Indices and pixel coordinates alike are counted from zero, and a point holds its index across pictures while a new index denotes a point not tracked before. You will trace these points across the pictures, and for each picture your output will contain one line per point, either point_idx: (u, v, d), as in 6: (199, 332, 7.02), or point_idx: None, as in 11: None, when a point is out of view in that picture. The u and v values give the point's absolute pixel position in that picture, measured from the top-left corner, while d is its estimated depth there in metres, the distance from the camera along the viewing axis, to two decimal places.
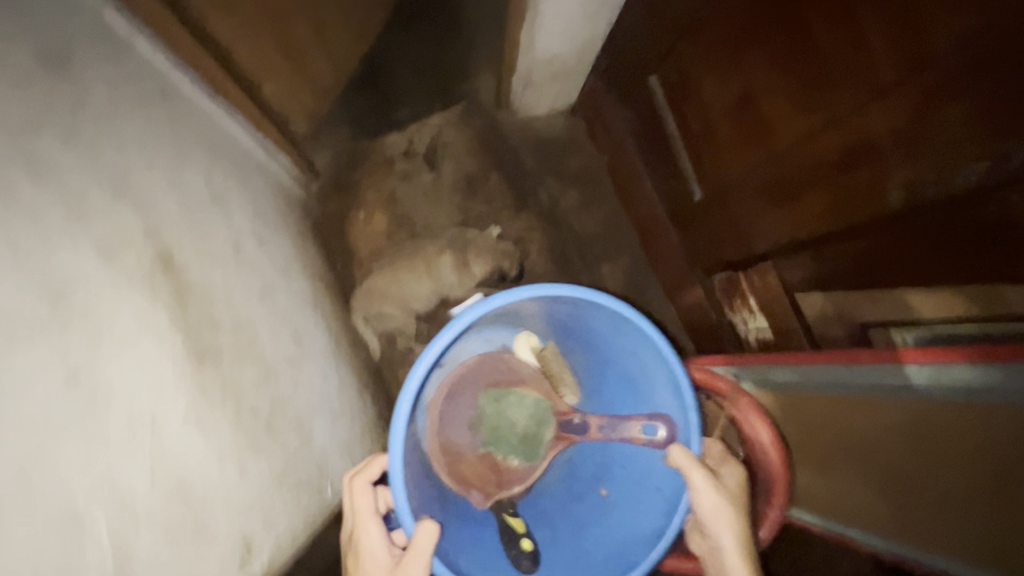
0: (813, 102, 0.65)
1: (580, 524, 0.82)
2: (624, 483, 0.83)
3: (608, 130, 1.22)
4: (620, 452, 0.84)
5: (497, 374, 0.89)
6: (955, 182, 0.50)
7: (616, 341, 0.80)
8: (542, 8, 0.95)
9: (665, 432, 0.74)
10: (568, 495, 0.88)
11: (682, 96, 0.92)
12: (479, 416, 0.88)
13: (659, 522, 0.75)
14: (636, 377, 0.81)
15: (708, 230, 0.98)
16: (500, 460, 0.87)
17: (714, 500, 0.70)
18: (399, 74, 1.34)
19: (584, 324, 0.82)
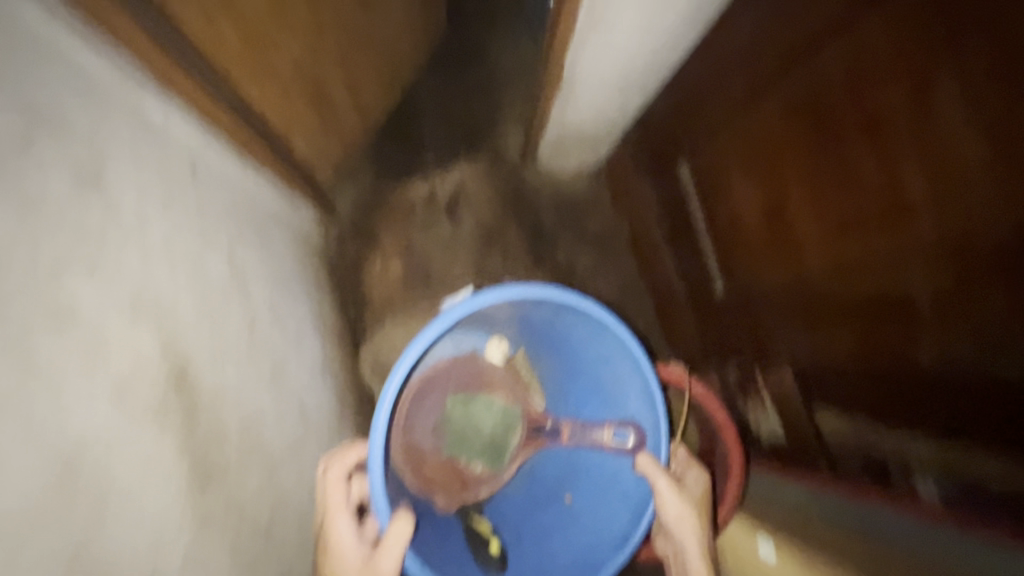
0: (846, 235, 0.64)
1: (541, 529, 0.80)
2: (587, 489, 0.80)
3: (634, 199, 1.20)
4: (584, 457, 0.82)
5: (461, 377, 0.82)
6: (996, 361, 0.49)
7: (591, 346, 0.77)
8: (577, 88, 0.94)
9: (635, 443, 0.73)
10: (530, 501, 0.84)
11: (713, 191, 0.90)
12: (444, 420, 0.81)
13: (622, 527, 0.74)
14: (607, 385, 0.78)
15: (727, 325, 0.96)
16: (463, 465, 0.81)
17: (677, 505, 0.70)
18: (427, 122, 1.34)
19: (556, 328, 0.78)
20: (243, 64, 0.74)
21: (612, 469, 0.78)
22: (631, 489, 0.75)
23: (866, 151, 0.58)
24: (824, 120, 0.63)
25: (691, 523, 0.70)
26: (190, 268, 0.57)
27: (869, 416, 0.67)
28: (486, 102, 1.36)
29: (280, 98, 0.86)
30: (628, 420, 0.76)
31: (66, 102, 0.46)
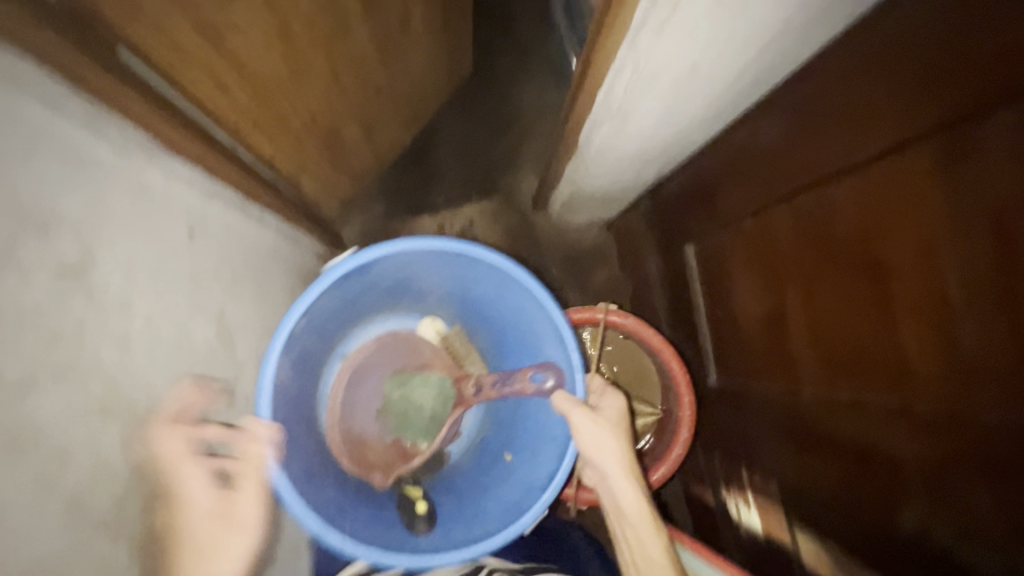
0: (840, 372, 0.62)
1: (488, 486, 0.90)
2: (523, 446, 0.91)
3: (638, 263, 1.19)
4: (524, 414, 0.93)
5: (400, 363, 1.01)
6: (973, 553, 0.47)
7: (499, 308, 0.92)
8: (588, 161, 0.93)
9: (555, 380, 0.82)
10: (479, 468, 0.95)
11: (716, 284, 0.88)
12: (386, 405, 0.98)
13: (553, 464, 0.82)
14: (526, 333, 0.89)
15: (719, 414, 0.95)
16: (409, 446, 0.96)
17: (595, 433, 0.78)
18: (442, 158, 1.34)
19: (465, 298, 0.95)
20: (256, 119, 0.75)
21: (543, 411, 0.87)
22: (558, 427, 0.83)
23: (868, 296, 0.56)
24: (823, 252, 0.62)
25: (605, 445, 0.78)
26: (175, 339, 0.58)
27: (842, 549, 0.66)
28: (504, 144, 1.36)
29: (292, 147, 0.86)
30: (547, 361, 0.85)
31: (65, 193, 0.46)
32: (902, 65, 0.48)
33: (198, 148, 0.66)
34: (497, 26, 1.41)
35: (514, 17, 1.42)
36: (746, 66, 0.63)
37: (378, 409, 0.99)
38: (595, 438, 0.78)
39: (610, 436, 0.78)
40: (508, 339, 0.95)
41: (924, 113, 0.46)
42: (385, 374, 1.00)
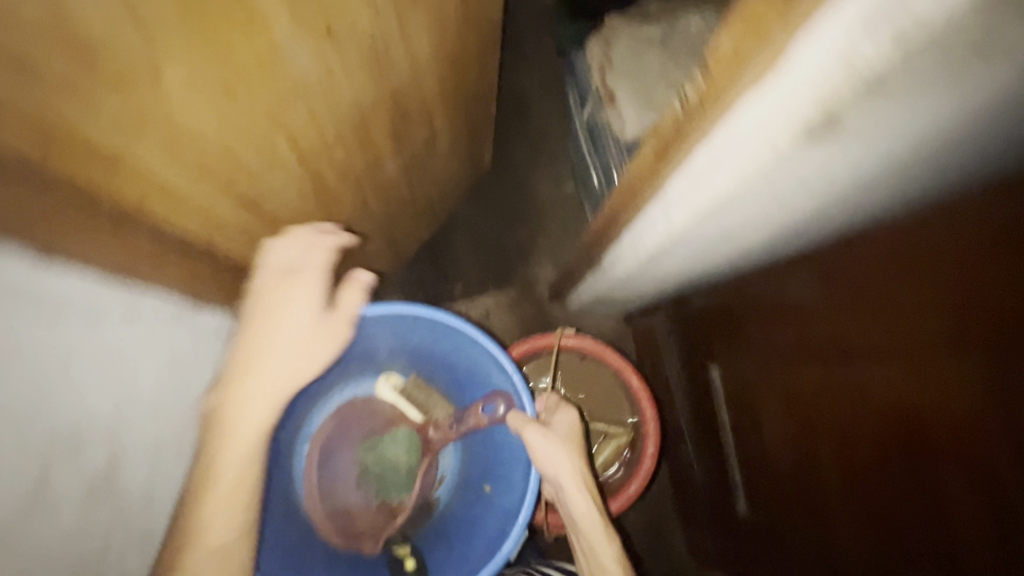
0: (886, 553, 0.57)
1: (470, 521, 0.92)
2: (497, 476, 0.93)
3: (659, 367, 1.17)
4: (491, 444, 0.95)
5: (363, 428, 1.01)
6: None
7: (440, 355, 0.96)
8: (612, 278, 0.93)
9: (506, 401, 0.91)
10: (461, 501, 0.96)
11: (745, 418, 0.86)
12: (365, 472, 1.00)
13: (523, 487, 0.86)
14: (472, 371, 0.94)
15: (743, 545, 0.92)
16: (396, 505, 0.98)
17: (548, 447, 0.82)
18: (459, 249, 1.34)
19: (409, 351, 0.98)
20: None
21: (503, 439, 0.92)
22: (518, 450, 0.90)
23: (912, 487, 0.52)
24: (860, 419, 0.58)
25: (560, 465, 0.82)
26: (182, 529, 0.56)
27: None
28: (522, 236, 1.37)
29: None
30: (495, 389, 0.93)
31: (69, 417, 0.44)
32: (938, 280, 0.44)
33: (217, 293, 0.66)
34: (522, 121, 1.44)
35: (539, 113, 1.45)
36: (775, 243, 0.62)
37: (356, 478, 1.00)
38: (550, 459, 0.82)
39: (562, 453, 0.82)
40: (458, 382, 0.98)
41: (971, 329, 0.42)
42: (352, 441, 1.00)
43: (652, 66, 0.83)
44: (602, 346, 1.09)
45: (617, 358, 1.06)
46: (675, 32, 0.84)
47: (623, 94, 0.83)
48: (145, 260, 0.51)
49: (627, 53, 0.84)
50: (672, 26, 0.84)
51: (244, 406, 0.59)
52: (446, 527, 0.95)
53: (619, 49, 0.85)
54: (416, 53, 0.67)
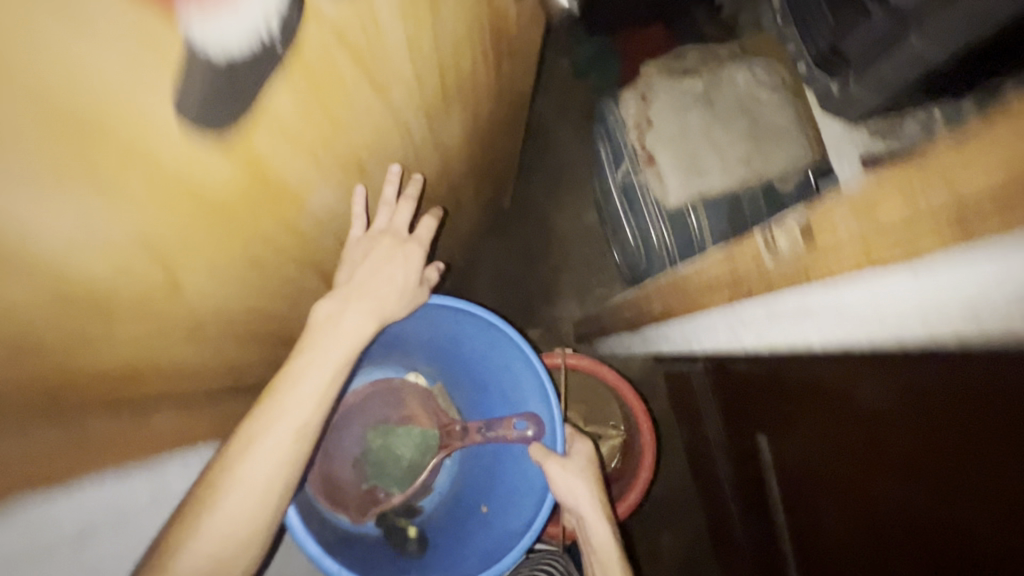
0: None
1: (456, 532, 0.79)
2: (500, 497, 0.78)
3: (694, 417, 1.10)
4: (500, 461, 0.80)
5: (381, 414, 0.87)
6: None
7: (475, 361, 0.82)
8: (652, 344, 0.85)
9: (534, 429, 0.75)
10: (447, 510, 0.84)
11: (800, 501, 0.80)
12: (366, 453, 0.84)
13: (531, 516, 0.71)
14: (505, 386, 0.80)
15: None
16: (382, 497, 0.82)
17: (566, 478, 0.69)
18: (479, 291, 1.29)
19: (442, 349, 0.84)
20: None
21: (518, 466, 0.77)
22: (535, 479, 0.74)
23: None
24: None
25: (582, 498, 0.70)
26: None
27: None
28: (543, 272, 1.32)
29: None
30: (525, 413, 0.78)
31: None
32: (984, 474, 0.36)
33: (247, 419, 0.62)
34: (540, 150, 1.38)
35: (556, 140, 1.39)
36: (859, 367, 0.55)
37: (355, 457, 0.83)
38: (569, 491, 0.69)
39: (585, 486, 0.70)
40: (488, 392, 0.84)
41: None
42: (366, 421, 0.85)
43: (694, 128, 0.75)
44: (598, 363, 0.98)
45: (615, 373, 0.97)
46: (718, 88, 0.76)
47: (664, 162, 0.76)
48: (177, 421, 0.48)
49: (667, 114, 0.77)
50: (715, 80, 0.77)
51: (294, 389, 0.49)
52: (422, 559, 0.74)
53: (658, 109, 0.78)
54: (442, 144, 0.63)
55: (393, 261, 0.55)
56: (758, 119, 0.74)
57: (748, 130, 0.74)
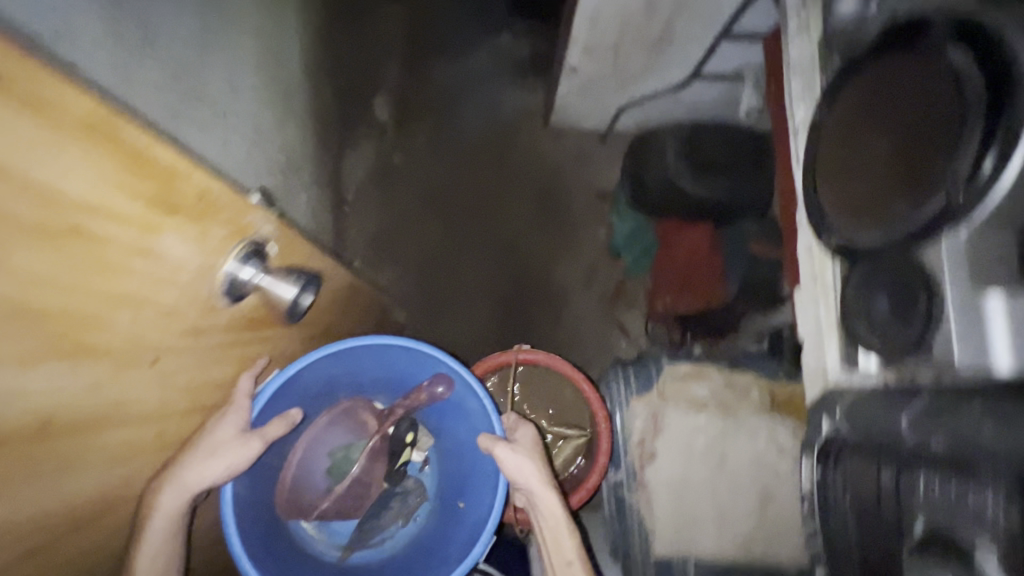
0: None
1: (442, 539, 0.77)
2: (472, 488, 0.78)
3: None
4: (467, 461, 0.80)
5: (336, 433, 0.77)
6: None
7: (383, 362, 0.78)
8: None
9: (445, 386, 0.77)
10: (431, 518, 0.81)
11: None
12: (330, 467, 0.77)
13: (491, 497, 0.74)
14: (415, 361, 0.77)
15: None
16: (351, 498, 0.76)
17: (514, 460, 0.70)
18: None
19: (346, 380, 0.78)
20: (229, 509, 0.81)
21: (475, 456, 0.78)
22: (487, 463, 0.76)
23: None
24: None
25: (531, 476, 0.70)
26: None
27: None
28: None
29: None
30: (433, 369, 0.78)
31: None
32: None
33: None
34: (508, 262, 1.32)
35: (568, 311, 1.32)
36: None
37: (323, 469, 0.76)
38: (519, 471, 0.70)
39: (530, 460, 0.70)
40: (393, 380, 0.80)
41: None
42: (332, 440, 0.77)
43: (700, 486, 0.68)
44: (556, 359, 0.83)
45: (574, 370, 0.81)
46: (736, 442, 0.69)
47: (660, 509, 0.69)
48: None
49: (673, 455, 0.70)
50: (737, 428, 0.69)
51: None
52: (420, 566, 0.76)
53: (667, 442, 0.70)
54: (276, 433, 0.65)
55: (226, 453, 0.61)
56: (770, 499, 0.67)
57: (757, 510, 0.67)
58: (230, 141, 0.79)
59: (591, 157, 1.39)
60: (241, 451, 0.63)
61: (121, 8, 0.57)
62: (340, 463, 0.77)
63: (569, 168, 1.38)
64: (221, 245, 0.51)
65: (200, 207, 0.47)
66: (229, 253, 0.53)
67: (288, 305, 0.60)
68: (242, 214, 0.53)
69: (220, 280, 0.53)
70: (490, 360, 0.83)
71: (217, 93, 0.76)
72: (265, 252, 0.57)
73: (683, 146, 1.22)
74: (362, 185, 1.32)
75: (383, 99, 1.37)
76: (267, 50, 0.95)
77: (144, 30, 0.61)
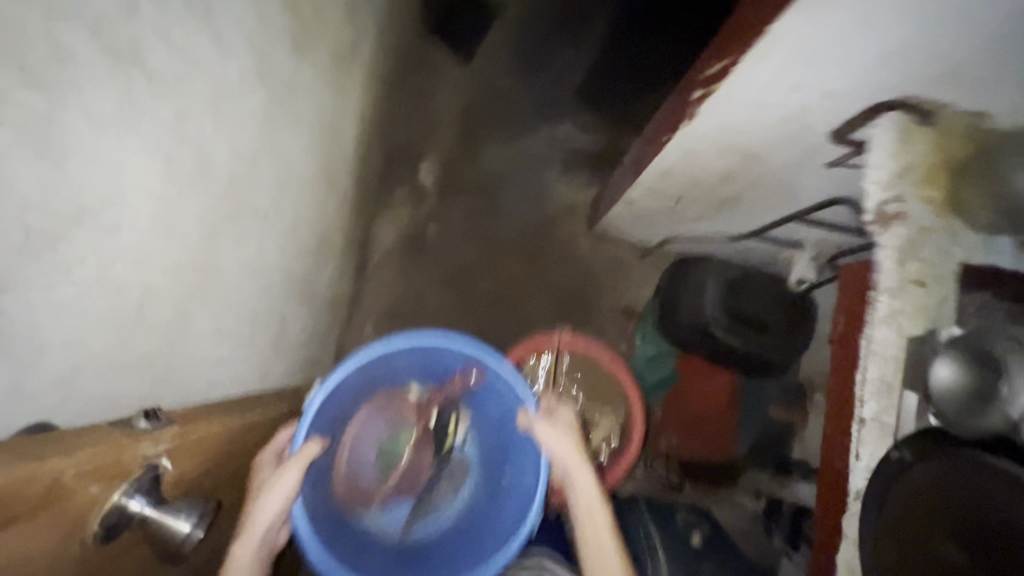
0: None
1: (488, 513, 0.81)
2: (514, 465, 0.82)
3: None
4: (508, 440, 0.83)
5: (380, 423, 0.84)
6: None
7: (416, 356, 0.81)
8: None
9: (478, 373, 0.81)
10: (477, 491, 0.84)
11: None
12: (379, 456, 0.85)
13: (533, 475, 0.78)
14: (448, 354, 0.80)
15: None
16: (407, 479, 0.85)
17: (553, 438, 0.76)
18: None
19: (381, 376, 0.81)
20: None
21: (513, 437, 0.82)
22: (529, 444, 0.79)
23: None
24: None
25: (567, 453, 0.76)
26: None
27: None
28: None
29: None
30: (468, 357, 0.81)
31: None
32: None
33: None
34: None
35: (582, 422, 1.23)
36: None
37: (374, 457, 0.84)
38: (558, 449, 0.76)
39: (566, 436, 0.77)
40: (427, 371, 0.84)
41: None
42: (379, 431, 0.84)
43: None
44: (595, 346, 1.07)
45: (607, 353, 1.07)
46: None
47: None
48: None
49: None
50: None
51: None
52: (471, 545, 0.79)
53: None
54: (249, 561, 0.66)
55: (279, 491, 0.66)
56: None
57: None
58: (265, 243, 0.75)
59: (628, 271, 1.35)
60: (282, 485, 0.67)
61: (183, 139, 0.52)
62: (388, 448, 0.85)
63: (603, 279, 1.34)
64: (98, 490, 0.41)
65: (53, 499, 0.37)
66: (112, 494, 0.42)
67: (174, 546, 0.46)
68: (120, 457, 0.42)
69: (96, 521, 0.41)
70: (528, 347, 1.06)
71: (262, 199, 0.72)
72: (158, 476, 0.46)
73: (727, 289, 1.16)
74: (391, 251, 1.27)
75: (430, 163, 1.32)
76: (324, 133, 0.90)
77: (203, 152, 0.56)
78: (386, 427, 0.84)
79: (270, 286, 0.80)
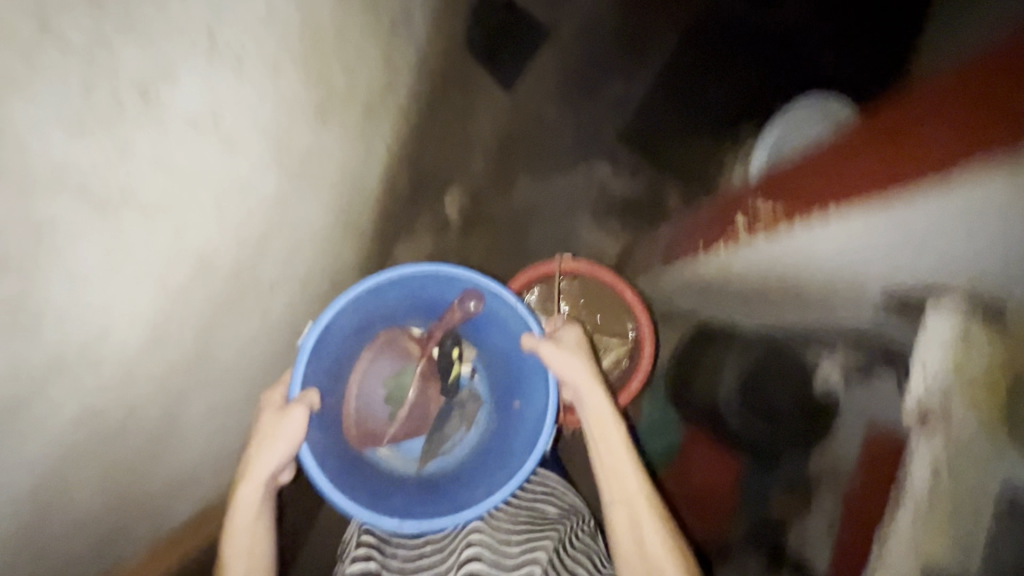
0: None
1: (503, 436, 0.82)
2: (524, 389, 0.81)
3: None
4: (516, 366, 0.82)
5: (385, 360, 0.84)
6: None
7: (409, 291, 0.80)
8: None
9: (476, 302, 0.81)
10: (492, 420, 0.86)
11: None
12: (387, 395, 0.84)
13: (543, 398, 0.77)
14: (442, 286, 0.79)
15: None
16: (417, 410, 0.84)
17: (561, 358, 0.74)
18: None
19: (380, 312, 0.80)
20: None
21: (520, 361, 0.81)
22: (534, 366, 0.79)
23: None
24: None
25: (578, 372, 0.74)
26: None
27: None
28: None
29: None
30: (459, 287, 0.80)
31: None
32: None
33: None
34: None
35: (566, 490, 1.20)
36: None
37: (382, 391, 0.84)
38: (568, 368, 0.74)
39: (574, 358, 0.75)
40: (424, 306, 0.83)
41: None
42: (383, 368, 0.84)
43: None
44: (598, 267, 1.07)
45: (614, 275, 1.06)
46: None
47: None
48: None
49: None
50: None
51: None
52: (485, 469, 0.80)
53: None
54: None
55: (279, 441, 0.69)
56: None
57: None
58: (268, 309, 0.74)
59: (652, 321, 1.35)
60: (287, 431, 0.70)
61: None
62: (394, 387, 0.85)
63: None
64: None
65: None
66: None
67: None
68: None
69: None
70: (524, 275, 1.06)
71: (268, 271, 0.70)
72: None
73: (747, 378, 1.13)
74: None
75: (456, 192, 1.26)
76: (344, 186, 0.87)
77: None
78: (387, 364, 0.84)
79: (269, 340, 0.79)
